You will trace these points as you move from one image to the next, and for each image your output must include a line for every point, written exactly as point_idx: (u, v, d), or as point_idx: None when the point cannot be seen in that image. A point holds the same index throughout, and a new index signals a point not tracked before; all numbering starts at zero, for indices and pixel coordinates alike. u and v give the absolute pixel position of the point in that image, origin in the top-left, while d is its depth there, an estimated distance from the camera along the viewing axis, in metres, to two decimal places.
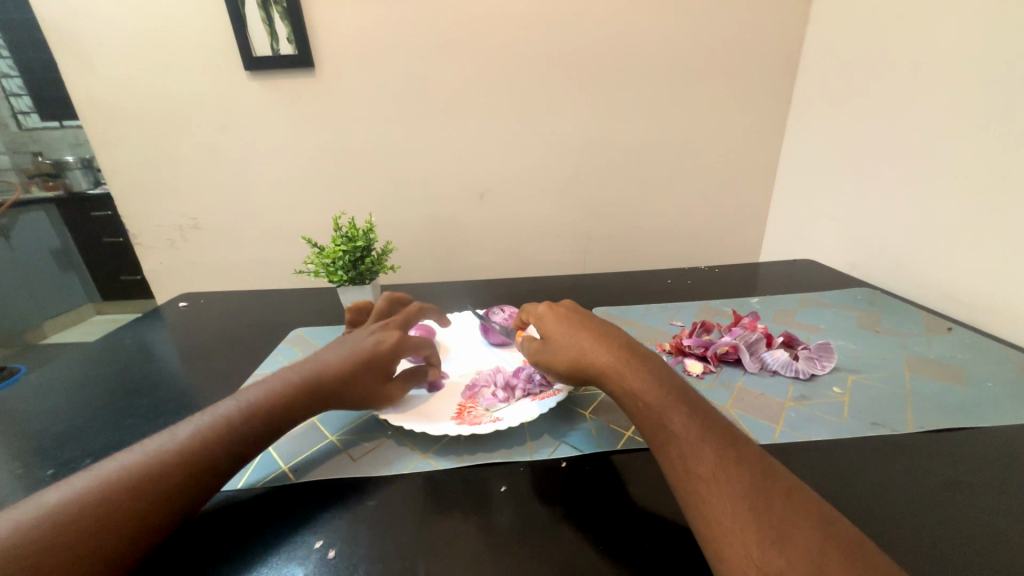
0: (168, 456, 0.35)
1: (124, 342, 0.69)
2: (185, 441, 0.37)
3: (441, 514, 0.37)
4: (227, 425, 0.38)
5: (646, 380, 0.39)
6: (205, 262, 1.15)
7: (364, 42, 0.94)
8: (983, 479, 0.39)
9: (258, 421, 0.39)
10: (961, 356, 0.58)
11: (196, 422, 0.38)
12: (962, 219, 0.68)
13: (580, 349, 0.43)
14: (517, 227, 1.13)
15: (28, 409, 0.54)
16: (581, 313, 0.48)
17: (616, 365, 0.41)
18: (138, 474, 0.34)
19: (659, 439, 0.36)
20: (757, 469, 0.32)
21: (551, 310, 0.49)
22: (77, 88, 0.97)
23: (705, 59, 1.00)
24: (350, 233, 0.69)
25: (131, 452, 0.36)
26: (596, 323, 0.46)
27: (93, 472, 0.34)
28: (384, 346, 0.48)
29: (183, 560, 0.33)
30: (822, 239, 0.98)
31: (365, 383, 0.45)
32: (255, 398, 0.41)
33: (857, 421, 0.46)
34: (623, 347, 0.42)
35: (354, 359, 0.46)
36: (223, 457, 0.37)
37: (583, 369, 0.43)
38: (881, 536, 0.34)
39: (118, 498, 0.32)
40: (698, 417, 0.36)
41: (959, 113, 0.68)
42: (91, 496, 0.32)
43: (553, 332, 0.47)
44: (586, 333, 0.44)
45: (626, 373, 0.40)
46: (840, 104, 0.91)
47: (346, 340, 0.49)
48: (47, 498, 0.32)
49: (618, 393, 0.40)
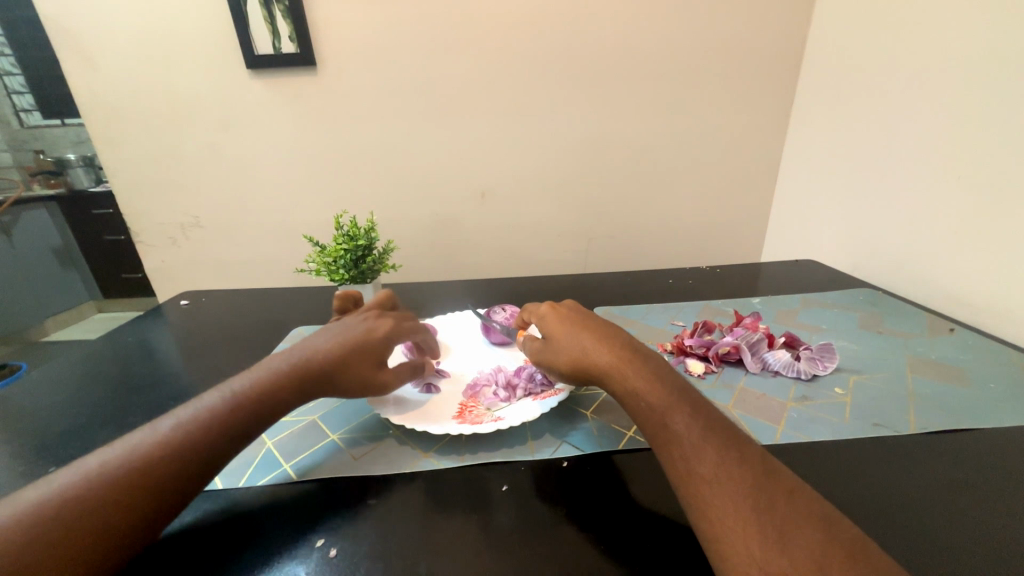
0: (152, 452, 0.35)
1: (126, 340, 0.69)
2: (169, 435, 0.36)
3: (442, 513, 0.37)
4: (213, 417, 0.38)
5: (647, 378, 0.39)
6: (206, 260, 1.15)
7: (366, 41, 0.94)
8: (985, 480, 0.39)
9: (246, 415, 0.39)
10: (964, 357, 0.57)
11: (180, 414, 0.38)
12: (964, 220, 0.68)
13: (581, 349, 0.43)
14: (518, 226, 1.13)
15: (29, 406, 0.54)
16: (582, 312, 0.48)
17: (617, 363, 0.41)
18: (123, 470, 0.33)
19: (661, 438, 0.36)
20: (759, 469, 0.32)
21: (553, 310, 0.49)
22: (79, 85, 0.97)
23: (708, 59, 0.99)
24: (351, 232, 0.69)
25: (113, 448, 0.35)
26: (595, 321, 0.46)
27: (75, 468, 0.34)
28: (376, 333, 0.48)
29: (185, 560, 0.33)
30: (824, 240, 0.98)
31: (357, 367, 0.45)
32: (241, 389, 0.40)
33: (859, 422, 0.46)
34: (624, 344, 0.42)
35: (346, 346, 0.46)
36: (211, 453, 0.36)
37: (583, 368, 0.42)
38: (882, 536, 0.34)
39: (101, 496, 0.32)
40: (700, 417, 0.36)
41: (961, 114, 0.67)
42: (72, 495, 0.32)
43: (554, 331, 0.47)
44: (587, 332, 0.44)
45: (627, 371, 0.40)
46: (842, 105, 0.91)
47: (336, 326, 0.49)
48: (27, 495, 0.32)
49: (618, 390, 0.40)
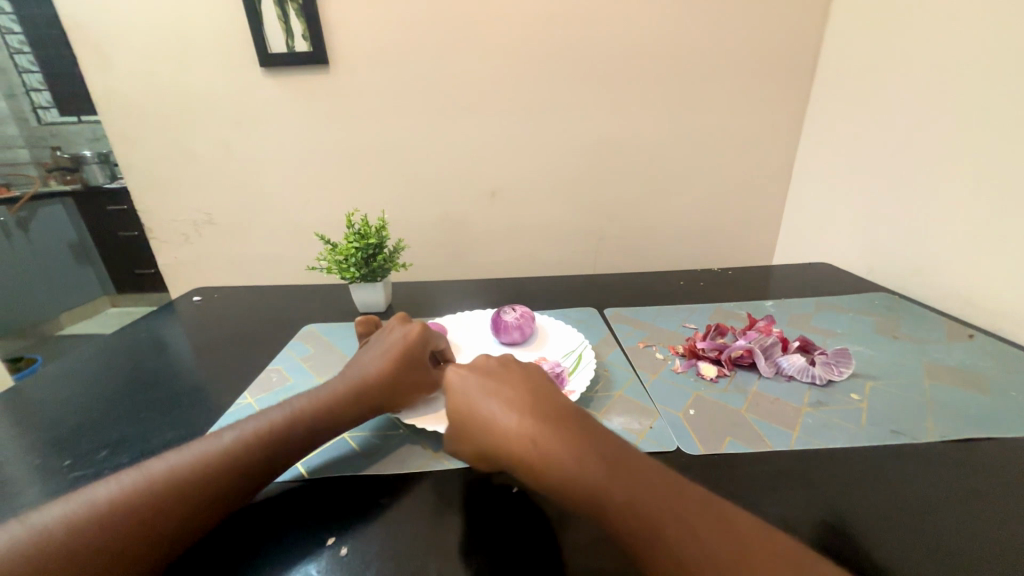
0: (211, 462, 0.36)
1: (139, 334, 0.70)
2: (228, 446, 0.38)
3: (450, 513, 0.37)
4: (270, 432, 0.40)
5: (571, 466, 0.34)
6: (217, 257, 1.16)
7: (378, 38, 0.94)
8: (1005, 490, 0.38)
9: (301, 434, 0.41)
10: (983, 364, 0.56)
11: (243, 428, 0.39)
12: (983, 223, 0.67)
13: (503, 434, 0.38)
14: (528, 226, 1.13)
15: (48, 400, 0.54)
16: (491, 380, 0.43)
17: (533, 447, 0.36)
18: (183, 479, 0.35)
19: (618, 527, 0.31)
20: (741, 533, 0.29)
21: (461, 383, 0.44)
22: (95, 82, 0.98)
23: (722, 58, 0.98)
24: (362, 229, 0.69)
25: (177, 453, 0.37)
26: (503, 387, 0.42)
27: (141, 469, 0.36)
28: (413, 337, 0.51)
29: (211, 554, 0.34)
30: (838, 243, 0.97)
31: (409, 374, 0.48)
32: (301, 407, 0.43)
33: (876, 429, 0.45)
34: (541, 416, 0.38)
35: (394, 358, 0.48)
36: (259, 470, 0.38)
37: (499, 454, 0.38)
38: (898, 547, 0.33)
39: (153, 505, 0.33)
40: (650, 497, 0.31)
41: (984, 116, 0.66)
42: (129, 499, 0.34)
43: (466, 412, 0.42)
44: (507, 412, 0.40)
45: (544, 459, 0.35)
46: (858, 103, 0.89)
47: (375, 345, 0.52)
48: (96, 492, 0.34)
49: (540, 484, 0.35)
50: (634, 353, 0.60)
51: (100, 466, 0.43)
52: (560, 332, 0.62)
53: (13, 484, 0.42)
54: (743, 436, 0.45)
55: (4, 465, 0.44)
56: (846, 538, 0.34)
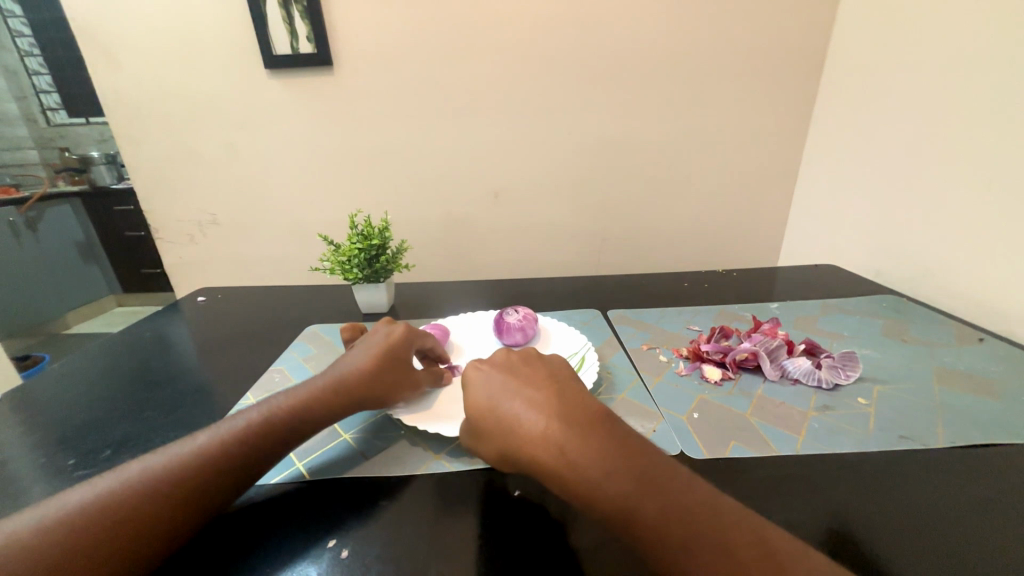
0: (188, 461, 0.36)
1: (143, 334, 0.70)
2: (203, 446, 0.38)
3: (452, 516, 0.37)
4: (247, 430, 0.40)
5: (595, 469, 0.33)
6: (222, 257, 1.17)
7: (382, 40, 0.94)
8: (1018, 498, 0.37)
9: (279, 430, 0.41)
10: (993, 369, 0.55)
11: (219, 428, 0.39)
12: (992, 226, 0.66)
13: (526, 433, 0.37)
14: (531, 227, 1.13)
15: (51, 399, 0.54)
16: (514, 379, 0.42)
17: (557, 448, 0.35)
18: (160, 479, 0.35)
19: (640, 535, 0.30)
20: (754, 541, 0.29)
21: (484, 380, 0.43)
22: (102, 83, 0.98)
23: (727, 59, 0.98)
24: (365, 230, 0.69)
25: (154, 456, 0.37)
26: (527, 386, 0.41)
27: (117, 473, 0.36)
28: (395, 336, 0.50)
29: (198, 556, 0.33)
30: (844, 245, 0.96)
31: (389, 371, 0.48)
32: (277, 405, 0.42)
33: (883, 434, 0.45)
34: (565, 417, 0.37)
35: (374, 355, 0.48)
36: (238, 467, 0.37)
37: (518, 455, 0.37)
38: (908, 554, 0.33)
39: (130, 506, 0.33)
40: (674, 506, 0.31)
41: (993, 117, 0.65)
42: (106, 502, 0.33)
43: (488, 410, 0.41)
44: (530, 411, 0.39)
45: (568, 460, 0.35)
46: (865, 104, 0.88)
47: (358, 344, 0.52)
48: (70, 498, 0.34)
49: (560, 487, 0.34)
50: (638, 355, 0.60)
51: (103, 465, 0.43)
52: (563, 333, 0.61)
53: (16, 483, 0.42)
54: (748, 439, 0.44)
55: (8, 464, 0.44)
56: (854, 544, 0.33)
